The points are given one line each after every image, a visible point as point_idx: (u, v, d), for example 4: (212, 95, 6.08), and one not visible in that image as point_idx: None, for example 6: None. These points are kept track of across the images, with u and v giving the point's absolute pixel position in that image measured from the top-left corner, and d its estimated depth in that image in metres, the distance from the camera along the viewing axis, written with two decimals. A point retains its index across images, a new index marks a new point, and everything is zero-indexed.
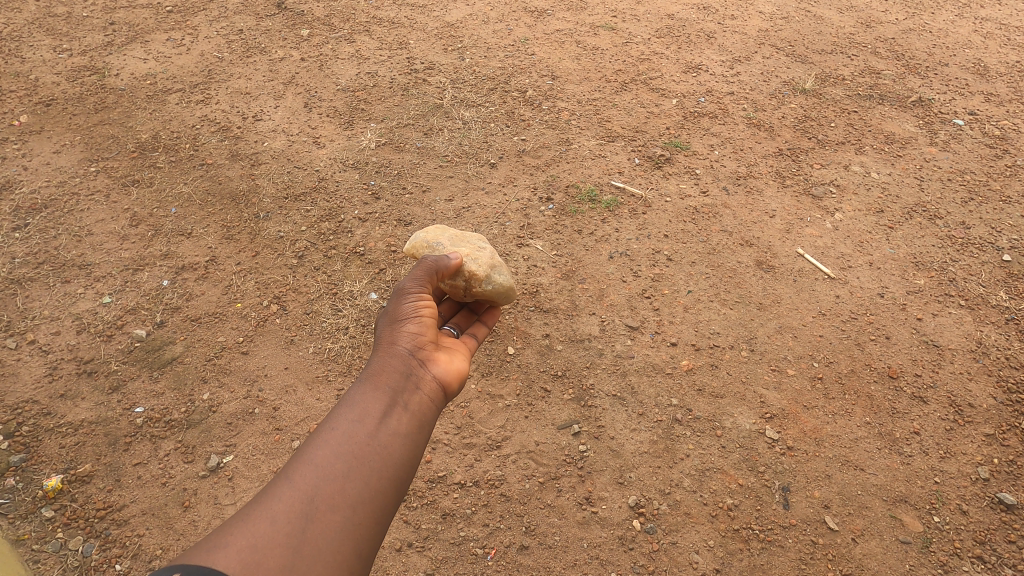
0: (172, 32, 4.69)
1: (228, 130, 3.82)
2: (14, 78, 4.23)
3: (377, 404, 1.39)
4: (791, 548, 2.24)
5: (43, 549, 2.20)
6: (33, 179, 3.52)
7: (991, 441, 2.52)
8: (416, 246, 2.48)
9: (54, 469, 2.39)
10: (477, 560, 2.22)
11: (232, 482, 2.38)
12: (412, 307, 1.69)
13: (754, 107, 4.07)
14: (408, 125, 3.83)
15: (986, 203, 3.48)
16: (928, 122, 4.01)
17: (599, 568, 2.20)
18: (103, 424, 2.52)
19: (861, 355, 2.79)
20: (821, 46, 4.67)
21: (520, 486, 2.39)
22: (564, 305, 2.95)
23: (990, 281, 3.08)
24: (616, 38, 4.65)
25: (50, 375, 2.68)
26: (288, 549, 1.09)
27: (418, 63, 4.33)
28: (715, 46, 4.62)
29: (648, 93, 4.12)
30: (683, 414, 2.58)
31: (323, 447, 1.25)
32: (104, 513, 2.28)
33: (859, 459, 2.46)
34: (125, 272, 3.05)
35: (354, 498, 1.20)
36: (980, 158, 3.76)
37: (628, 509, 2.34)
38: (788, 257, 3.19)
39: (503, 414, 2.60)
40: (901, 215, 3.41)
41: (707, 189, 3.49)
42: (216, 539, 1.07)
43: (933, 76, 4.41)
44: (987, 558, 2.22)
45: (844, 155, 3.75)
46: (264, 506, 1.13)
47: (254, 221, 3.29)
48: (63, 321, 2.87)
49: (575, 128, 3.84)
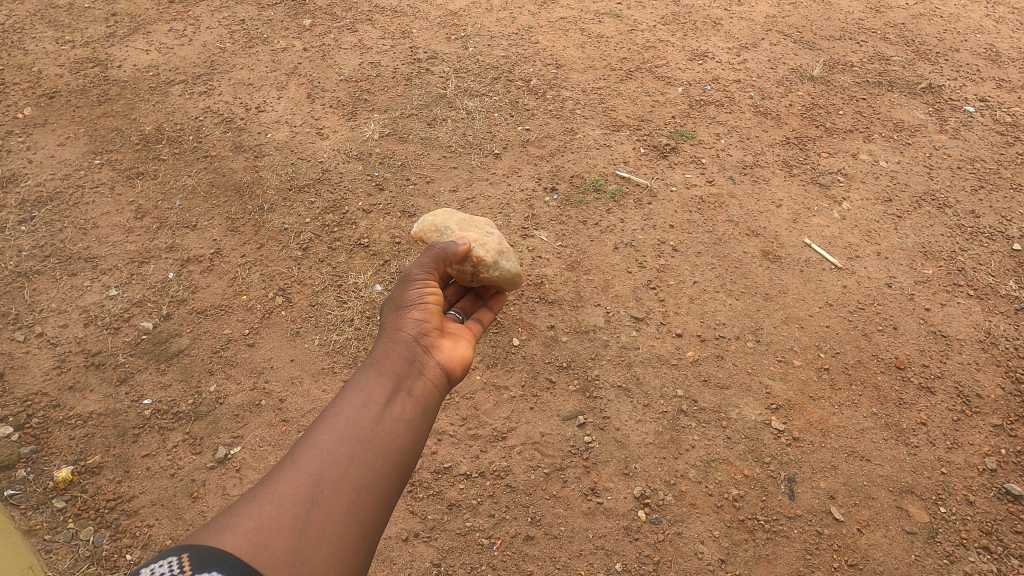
0: (173, 23, 4.67)
1: (231, 121, 3.81)
2: (18, 71, 4.23)
3: (382, 389, 1.39)
4: (796, 538, 2.24)
5: (55, 539, 2.22)
6: (37, 171, 3.52)
7: (998, 432, 2.51)
8: (423, 230, 2.48)
9: (64, 461, 2.41)
10: (482, 551, 2.23)
11: (240, 473, 2.39)
12: (418, 294, 1.70)
13: (761, 94, 4.02)
14: (411, 115, 3.81)
15: (996, 191, 3.44)
16: (938, 109, 3.95)
17: (605, 559, 2.20)
18: (111, 416, 2.54)
19: (868, 345, 2.77)
20: (829, 32, 4.61)
21: (525, 477, 2.40)
22: (570, 296, 2.94)
23: (999, 270, 3.05)
24: (621, 25, 4.60)
25: (59, 367, 2.70)
26: (294, 531, 1.09)
27: (421, 52, 4.30)
28: (721, 33, 4.57)
29: (654, 81, 4.08)
30: (688, 405, 2.58)
31: (328, 431, 1.26)
32: (114, 504, 2.30)
33: (865, 450, 2.45)
34: (132, 265, 3.06)
35: (358, 482, 1.20)
36: (991, 146, 3.71)
37: (633, 500, 2.34)
38: (795, 247, 3.16)
39: (508, 405, 2.60)
40: (909, 204, 3.37)
41: (713, 178, 3.46)
42: (223, 520, 1.07)
43: (944, 62, 4.35)
44: (993, 549, 2.21)
45: (852, 143, 3.71)
46: (270, 488, 1.13)
47: (258, 213, 3.28)
48: (71, 314, 2.88)
49: (579, 117, 3.80)
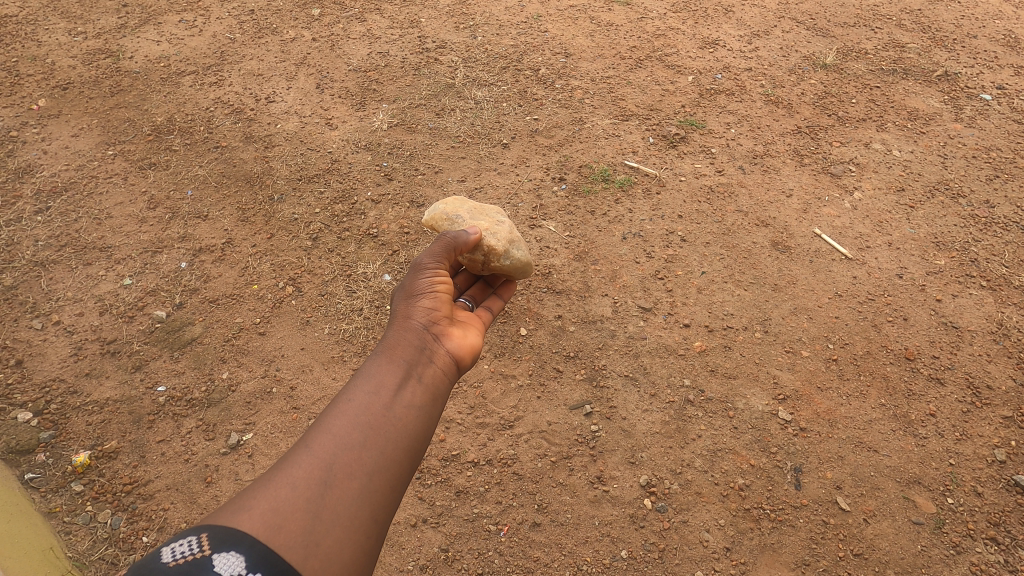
0: (184, 14, 4.69)
1: (241, 112, 3.83)
2: (31, 63, 4.27)
3: (392, 375, 1.41)
4: (802, 528, 2.25)
5: (74, 522, 2.29)
6: (53, 162, 3.57)
7: (1009, 424, 2.50)
8: (435, 218, 2.49)
9: (81, 446, 2.47)
10: (490, 536, 2.27)
11: (252, 459, 2.44)
12: (428, 283, 1.71)
13: (773, 82, 3.98)
14: (419, 106, 3.81)
15: (1012, 180, 3.39)
16: (954, 97, 3.89)
17: (610, 546, 2.23)
18: (127, 403, 2.59)
19: (877, 336, 2.76)
20: (843, 19, 4.54)
21: (532, 465, 2.43)
22: (577, 286, 2.95)
23: (1013, 261, 3.02)
24: (631, 13, 4.56)
25: (76, 355, 2.75)
26: (309, 512, 1.11)
27: (430, 42, 4.29)
28: (733, 20, 4.52)
29: (664, 70, 4.05)
30: (695, 395, 2.59)
31: (340, 417, 1.28)
32: (130, 487, 2.36)
33: (872, 441, 2.46)
34: (145, 255, 3.10)
35: (370, 467, 1.22)
36: (1007, 134, 3.65)
37: (640, 488, 2.36)
38: (804, 237, 3.15)
39: (515, 394, 2.62)
40: (923, 193, 3.34)
41: (723, 168, 3.44)
42: (240, 501, 1.10)
43: (961, 49, 4.27)
44: (1001, 540, 2.22)
45: (865, 132, 3.66)
46: (286, 470, 1.16)
47: (268, 204, 3.31)
48: (86, 302, 2.93)
49: (588, 106, 3.79)
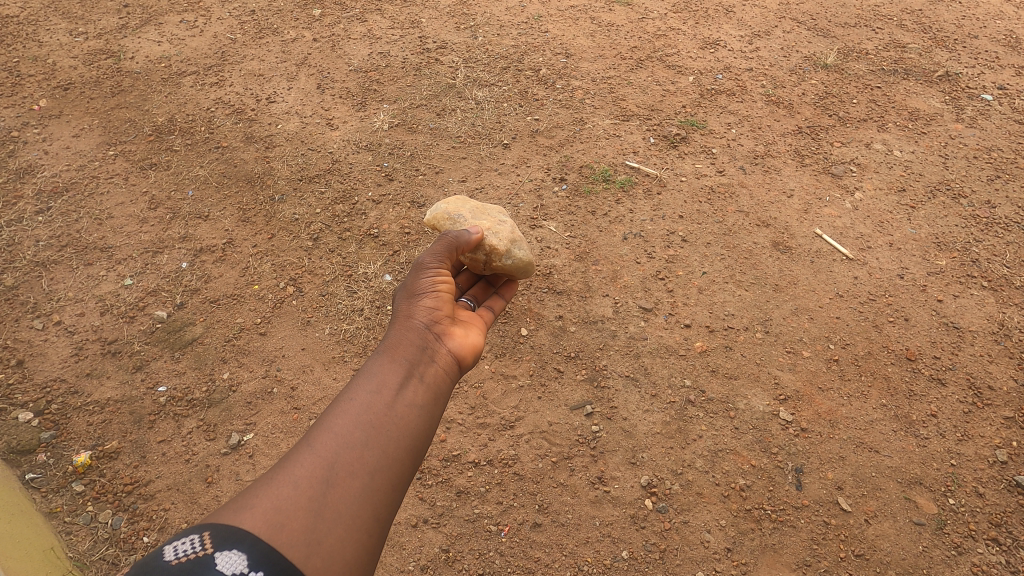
0: (185, 14, 4.69)
1: (242, 112, 3.83)
2: (33, 63, 4.27)
3: (394, 374, 1.41)
4: (803, 528, 2.25)
5: (75, 522, 2.29)
6: (54, 162, 3.57)
7: (1010, 425, 2.49)
8: (436, 217, 2.49)
9: (82, 446, 2.47)
10: (490, 537, 2.27)
11: (253, 459, 2.44)
12: (430, 282, 1.72)
13: (773, 82, 3.98)
14: (420, 106, 3.81)
15: (1013, 180, 3.39)
16: (954, 97, 3.89)
17: (611, 546, 2.23)
18: (128, 403, 2.59)
19: (878, 337, 2.75)
20: (844, 19, 4.54)
21: (533, 465, 2.43)
22: (577, 286, 2.95)
23: (1014, 262, 3.02)
24: (632, 13, 4.57)
25: (77, 355, 2.75)
26: (311, 511, 1.11)
27: (430, 42, 4.29)
28: (734, 20, 4.52)
29: (664, 70, 4.05)
30: (696, 395, 2.58)
31: (342, 416, 1.28)
32: (131, 488, 2.36)
33: (873, 441, 2.45)
34: (146, 255, 3.10)
35: (372, 466, 1.22)
36: (1008, 135, 3.65)
37: (641, 489, 2.36)
38: (805, 238, 3.15)
39: (516, 394, 2.62)
40: (923, 194, 3.33)
41: (724, 168, 3.44)
42: (242, 500, 1.10)
43: (962, 49, 4.27)
44: (1002, 541, 2.21)
45: (866, 132, 3.66)
46: (288, 469, 1.16)
47: (269, 204, 3.31)
48: (87, 302, 2.93)
49: (589, 107, 3.79)
